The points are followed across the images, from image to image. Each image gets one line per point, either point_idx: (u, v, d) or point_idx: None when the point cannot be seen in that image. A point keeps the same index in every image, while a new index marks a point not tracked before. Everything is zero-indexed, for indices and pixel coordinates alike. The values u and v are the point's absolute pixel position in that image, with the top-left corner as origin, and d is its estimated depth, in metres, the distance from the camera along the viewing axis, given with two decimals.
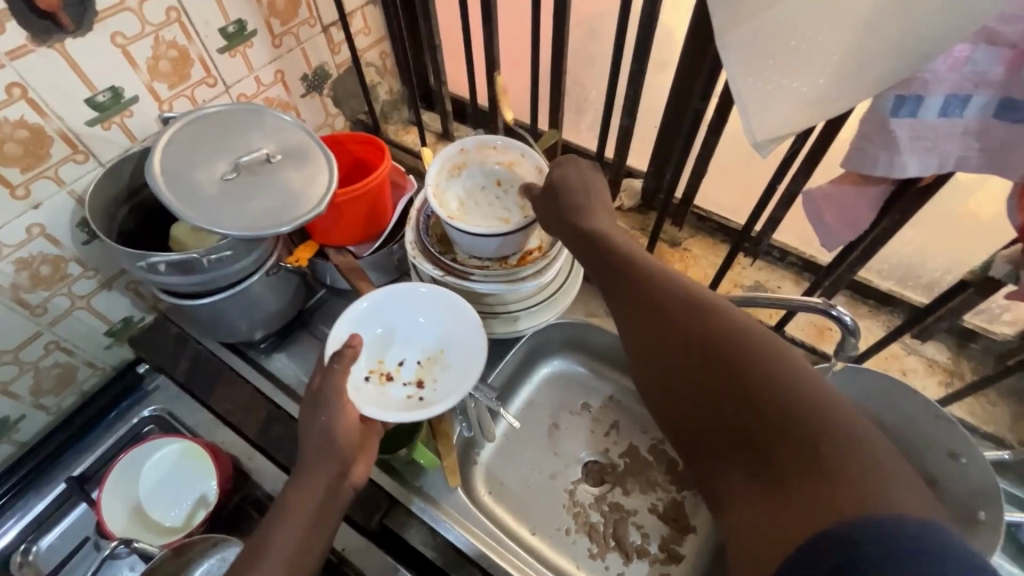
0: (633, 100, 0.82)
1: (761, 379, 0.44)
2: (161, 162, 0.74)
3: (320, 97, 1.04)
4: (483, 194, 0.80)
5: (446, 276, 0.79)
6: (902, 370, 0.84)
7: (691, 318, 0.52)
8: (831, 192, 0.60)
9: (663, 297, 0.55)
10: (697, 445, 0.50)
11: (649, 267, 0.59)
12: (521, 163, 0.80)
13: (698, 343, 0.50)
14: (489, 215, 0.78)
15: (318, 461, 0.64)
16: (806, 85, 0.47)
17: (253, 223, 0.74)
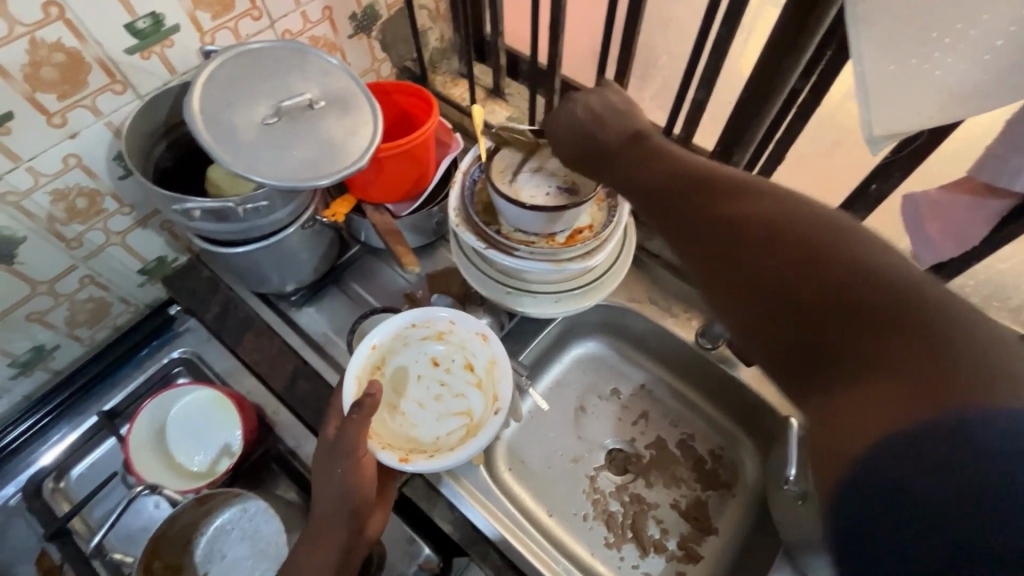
0: (713, 71, 0.74)
1: (871, 300, 0.34)
2: (201, 99, 0.69)
3: (368, 40, 0.98)
4: (425, 387, 0.78)
5: (490, 249, 0.74)
6: None
7: (775, 225, 0.41)
8: (939, 202, 0.54)
9: (743, 201, 0.44)
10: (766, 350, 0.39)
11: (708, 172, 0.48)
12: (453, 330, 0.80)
13: (776, 260, 0.39)
14: (445, 412, 0.77)
15: (336, 523, 0.61)
16: (939, 69, 0.43)
17: (291, 174, 0.70)
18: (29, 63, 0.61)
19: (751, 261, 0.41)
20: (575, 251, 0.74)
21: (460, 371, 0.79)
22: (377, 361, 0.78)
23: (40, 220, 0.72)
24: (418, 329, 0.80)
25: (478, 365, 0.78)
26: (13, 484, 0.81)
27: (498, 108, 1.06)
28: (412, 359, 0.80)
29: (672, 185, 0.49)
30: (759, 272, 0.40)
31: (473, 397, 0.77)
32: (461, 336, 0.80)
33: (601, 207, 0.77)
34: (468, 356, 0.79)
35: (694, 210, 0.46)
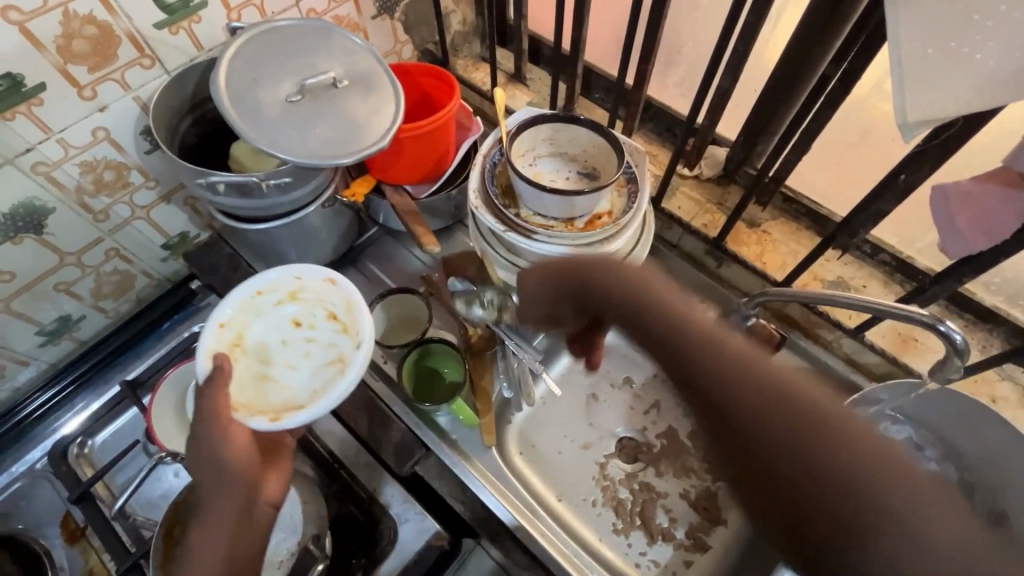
0: (741, 57, 0.72)
1: (888, 499, 0.44)
2: (227, 75, 0.70)
3: (391, 21, 0.98)
4: (290, 349, 0.74)
5: (509, 232, 0.74)
6: (991, 397, 0.76)
7: (802, 420, 0.48)
8: (970, 192, 0.53)
9: (782, 407, 0.50)
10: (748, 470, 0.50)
11: (733, 355, 0.54)
12: (303, 288, 0.77)
13: (824, 482, 0.46)
14: (317, 364, 0.73)
15: (222, 489, 0.61)
16: (978, 52, 0.42)
17: (314, 152, 0.71)
18: (62, 35, 0.62)
19: (773, 432, 0.49)
20: (594, 237, 0.74)
21: (319, 324, 0.75)
22: (233, 335, 0.73)
23: (69, 192, 0.74)
24: (268, 295, 0.76)
25: (339, 313, 0.76)
26: (39, 449, 0.84)
27: (519, 93, 1.05)
28: (271, 325, 0.75)
29: (695, 357, 0.55)
30: (741, 425, 0.51)
31: (341, 342, 0.74)
32: (314, 289, 0.77)
33: (621, 194, 0.77)
34: (327, 307, 0.76)
35: (740, 428, 0.51)
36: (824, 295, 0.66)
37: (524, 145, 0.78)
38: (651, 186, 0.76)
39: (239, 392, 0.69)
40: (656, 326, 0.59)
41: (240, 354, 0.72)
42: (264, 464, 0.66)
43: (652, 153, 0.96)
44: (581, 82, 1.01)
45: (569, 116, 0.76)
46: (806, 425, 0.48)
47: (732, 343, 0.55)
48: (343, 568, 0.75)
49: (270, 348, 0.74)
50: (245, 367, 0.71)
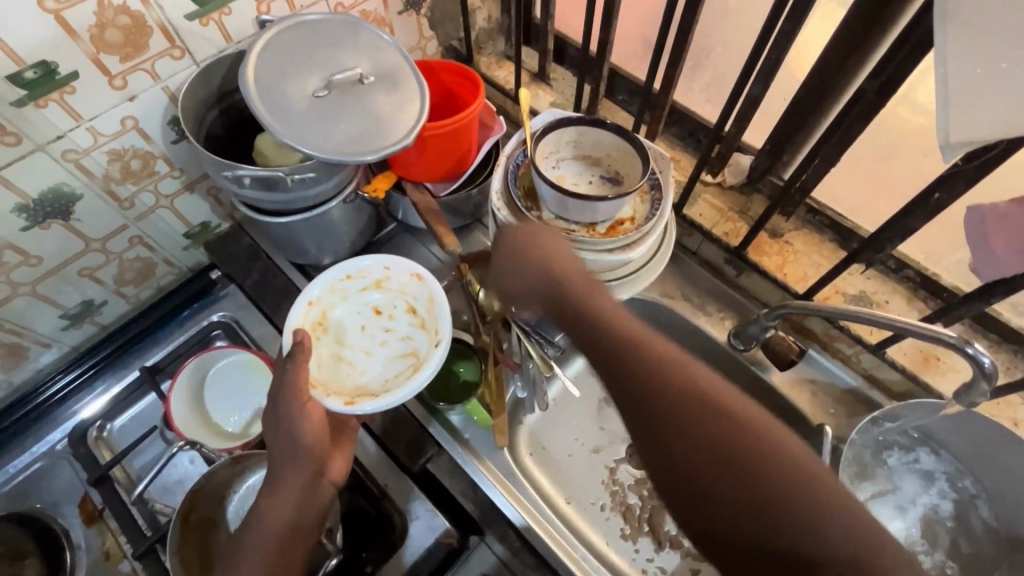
0: (773, 65, 0.71)
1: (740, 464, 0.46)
2: (256, 68, 0.70)
3: (417, 16, 0.97)
4: (369, 336, 0.77)
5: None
6: (1014, 420, 0.74)
7: (663, 394, 0.52)
8: (1007, 214, 0.52)
9: (643, 382, 0.53)
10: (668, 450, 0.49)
11: (610, 334, 0.58)
12: (388, 278, 0.79)
13: (683, 446, 0.48)
14: (392, 356, 0.76)
15: (295, 461, 0.63)
16: None
17: (339, 148, 0.71)
18: (96, 24, 0.63)
19: (678, 409, 0.50)
20: (616, 243, 0.73)
21: (399, 316, 0.78)
22: (318, 315, 0.76)
23: (96, 179, 0.75)
24: (354, 279, 0.79)
25: (418, 308, 0.78)
26: (59, 430, 0.85)
27: (542, 92, 1.05)
28: (353, 310, 0.79)
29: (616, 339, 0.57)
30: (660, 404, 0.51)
31: (418, 338, 0.76)
32: (399, 281, 0.79)
33: (644, 200, 0.76)
34: (408, 300, 0.79)
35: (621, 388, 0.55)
36: (848, 310, 0.65)
37: (548, 147, 0.78)
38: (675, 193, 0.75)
39: (319, 371, 0.72)
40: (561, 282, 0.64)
41: (321, 334, 0.76)
42: (332, 443, 0.67)
43: (675, 158, 0.95)
44: (606, 84, 1.00)
45: (595, 118, 0.75)
46: (670, 387, 0.52)
47: (615, 325, 0.59)
48: (352, 562, 0.75)
49: (349, 331, 0.78)
50: (325, 347, 0.75)
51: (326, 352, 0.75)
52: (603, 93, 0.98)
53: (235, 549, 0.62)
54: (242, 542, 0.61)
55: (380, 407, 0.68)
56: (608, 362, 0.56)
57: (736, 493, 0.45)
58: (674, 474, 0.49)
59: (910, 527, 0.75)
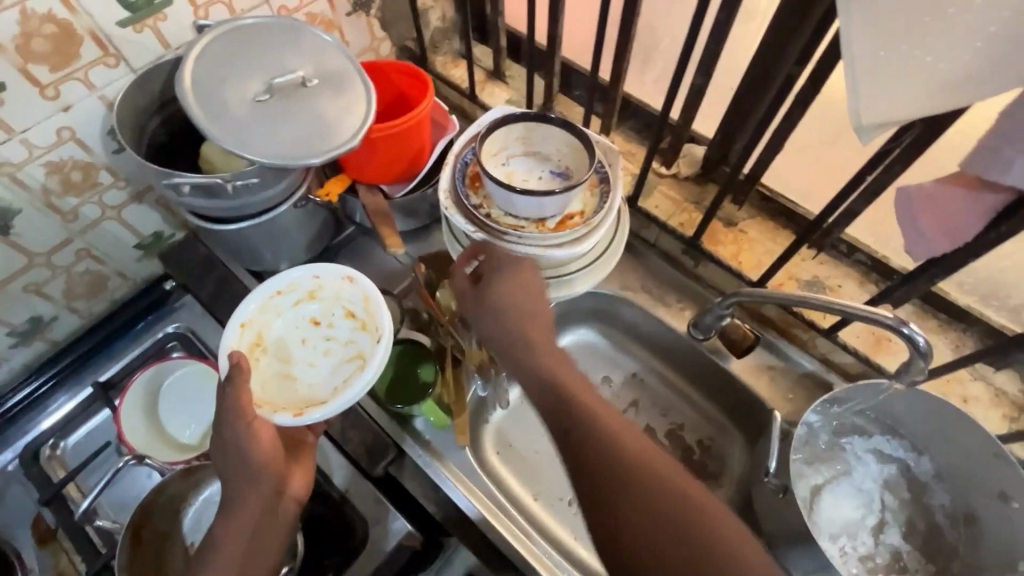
0: (712, 56, 0.71)
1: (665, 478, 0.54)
2: (193, 74, 0.69)
3: (367, 18, 0.97)
4: (311, 347, 0.76)
5: (478, 233, 0.73)
6: (963, 397, 0.76)
7: (618, 444, 0.56)
8: (931, 196, 0.51)
9: (626, 476, 0.54)
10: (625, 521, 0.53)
11: (602, 421, 0.59)
12: (322, 287, 0.79)
13: (642, 498, 0.53)
14: (339, 361, 0.74)
15: (252, 494, 0.62)
16: (944, 60, 0.37)
17: (282, 152, 0.70)
18: (20, 34, 0.61)
19: (649, 497, 0.53)
20: (565, 237, 0.73)
21: (339, 321, 0.77)
22: (254, 336, 0.76)
23: (35, 192, 0.73)
24: (286, 295, 0.78)
25: (356, 310, 0.77)
26: (11, 451, 0.83)
27: (498, 90, 1.05)
28: (291, 325, 0.78)
29: (604, 453, 0.56)
30: (638, 505, 0.53)
31: (361, 339, 0.75)
32: (333, 287, 0.78)
33: (594, 193, 0.76)
34: (345, 305, 0.78)
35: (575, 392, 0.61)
36: (791, 296, 0.66)
37: (497, 145, 0.77)
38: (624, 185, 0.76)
39: (263, 392, 0.72)
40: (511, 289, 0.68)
41: (260, 354, 0.75)
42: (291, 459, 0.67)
43: (629, 151, 0.96)
44: (560, 80, 1.00)
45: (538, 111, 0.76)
46: (662, 517, 0.52)
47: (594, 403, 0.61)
48: (316, 569, 0.76)
49: (290, 346, 0.77)
50: (266, 366, 0.74)
51: (267, 370, 0.73)
52: (557, 89, 0.98)
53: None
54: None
55: (330, 411, 0.68)
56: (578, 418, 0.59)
57: (641, 517, 0.52)
58: (610, 506, 0.54)
59: (868, 508, 0.76)
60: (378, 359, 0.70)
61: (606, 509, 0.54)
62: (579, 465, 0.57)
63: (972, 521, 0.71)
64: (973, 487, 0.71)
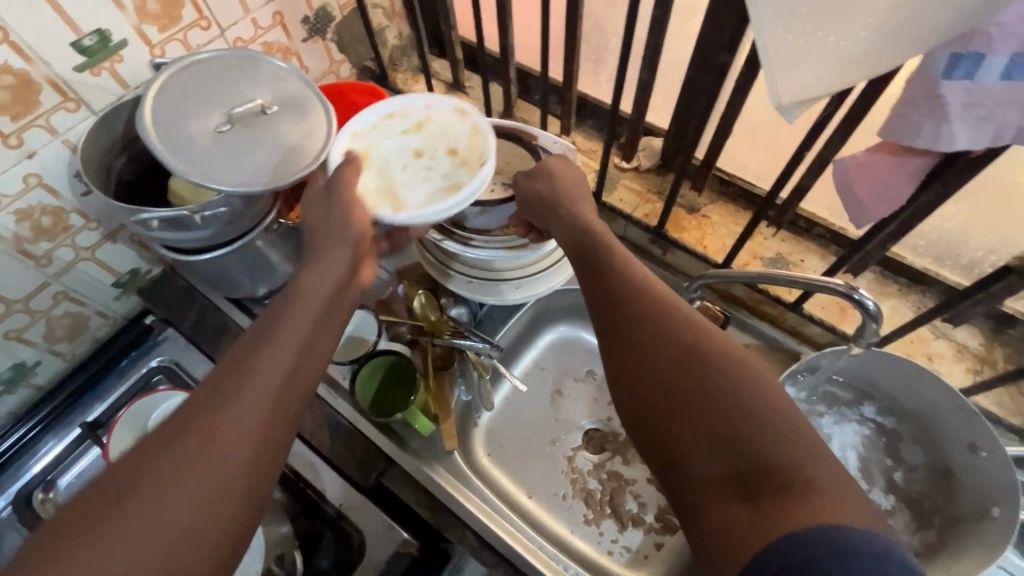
0: (654, 51, 0.74)
1: (722, 360, 0.50)
2: (153, 110, 0.71)
3: (324, 42, 0.99)
4: (407, 168, 0.75)
5: (445, 240, 0.76)
6: (927, 355, 0.79)
7: (681, 348, 0.52)
8: (866, 163, 0.54)
9: (681, 368, 0.51)
10: (672, 414, 0.50)
11: (661, 315, 0.55)
12: (428, 117, 0.79)
13: (693, 391, 0.50)
14: (430, 185, 0.72)
15: (297, 390, 0.55)
16: (845, 39, 0.40)
17: (247, 179, 0.72)
18: None
19: (700, 390, 0.49)
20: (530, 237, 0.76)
21: (439, 159, 0.75)
22: (364, 147, 0.77)
23: (6, 240, 0.74)
24: (396, 121, 0.79)
25: (456, 149, 0.76)
26: (3, 498, 0.84)
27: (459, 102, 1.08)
28: (396, 147, 0.77)
29: (655, 349, 0.53)
30: (687, 398, 0.50)
31: (456, 172, 0.74)
32: (439, 119, 0.78)
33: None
34: (446, 141, 0.77)
35: (620, 294, 0.58)
36: (752, 274, 0.67)
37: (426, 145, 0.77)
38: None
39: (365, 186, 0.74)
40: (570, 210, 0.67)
41: (370, 172, 0.74)
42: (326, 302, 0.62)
43: (591, 149, 0.99)
44: (518, 86, 1.03)
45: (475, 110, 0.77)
46: (712, 405, 0.48)
47: (656, 295, 0.57)
48: None
49: (391, 172, 0.75)
50: (368, 178, 0.74)
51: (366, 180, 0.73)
52: (515, 95, 1.01)
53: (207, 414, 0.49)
54: (219, 403, 0.49)
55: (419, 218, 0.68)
56: (630, 314, 0.57)
57: (691, 409, 0.49)
58: (659, 399, 0.52)
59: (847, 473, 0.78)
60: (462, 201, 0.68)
61: (657, 400, 0.52)
62: (638, 366, 0.54)
63: (947, 477, 0.73)
64: (944, 441, 0.73)
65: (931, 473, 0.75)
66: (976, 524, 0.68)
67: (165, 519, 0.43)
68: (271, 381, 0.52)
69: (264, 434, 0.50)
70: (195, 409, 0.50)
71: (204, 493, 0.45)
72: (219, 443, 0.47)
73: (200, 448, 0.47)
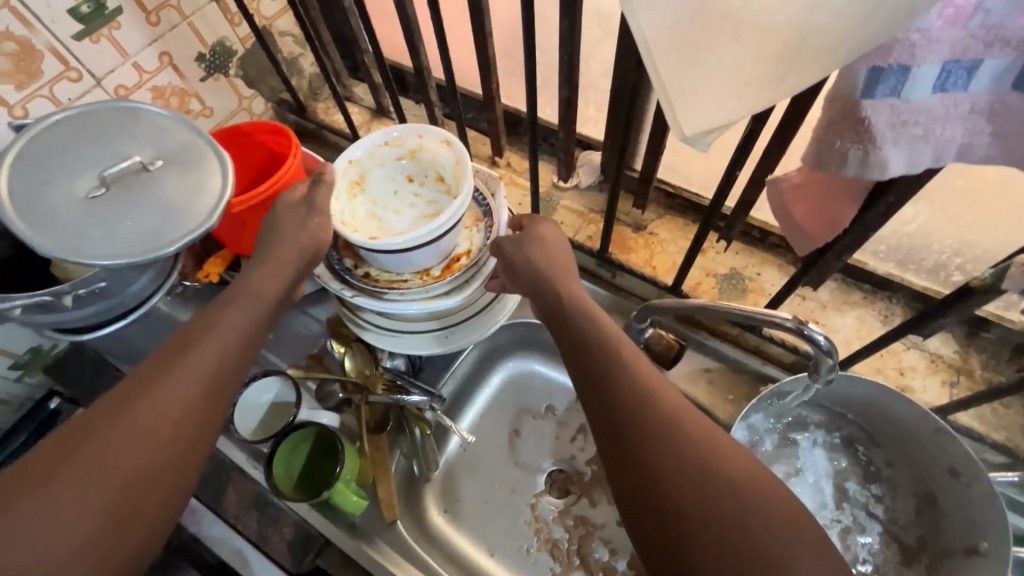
0: (570, 66, 0.67)
1: (783, 528, 0.39)
2: (11, 184, 0.63)
3: (227, 78, 0.91)
4: (397, 199, 0.72)
5: (357, 296, 0.68)
6: (899, 369, 0.72)
7: (700, 462, 0.42)
8: (801, 184, 0.47)
9: (700, 490, 0.41)
10: (688, 550, 0.40)
11: (670, 417, 0.45)
12: (422, 146, 0.72)
13: (717, 521, 0.40)
14: (416, 216, 0.70)
15: (229, 384, 0.51)
16: (742, 58, 0.34)
17: (128, 249, 0.64)
18: None
19: (725, 521, 0.40)
20: (451, 283, 0.68)
21: (429, 187, 0.72)
22: (357, 175, 0.72)
23: None
24: (391, 147, 0.72)
25: (445, 175, 0.71)
26: None
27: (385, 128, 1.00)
28: (389, 176, 0.73)
29: (665, 459, 0.43)
30: (713, 531, 0.40)
31: (444, 202, 0.71)
32: (431, 148, 0.71)
33: (478, 228, 0.71)
34: (438, 169, 0.72)
35: (644, 418, 0.45)
36: (699, 307, 0.60)
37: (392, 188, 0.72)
38: (507, 215, 0.70)
39: (353, 214, 0.70)
40: (567, 300, 0.56)
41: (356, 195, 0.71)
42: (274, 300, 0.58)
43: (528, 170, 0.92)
44: (445, 108, 0.96)
45: (443, 132, 0.70)
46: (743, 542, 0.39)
47: (663, 390, 0.47)
48: None
49: (380, 200, 0.72)
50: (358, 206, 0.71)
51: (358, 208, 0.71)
52: (442, 117, 0.93)
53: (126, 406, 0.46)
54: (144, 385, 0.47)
55: (407, 243, 0.63)
56: (635, 412, 0.46)
57: (716, 546, 0.39)
58: (671, 525, 0.41)
59: (825, 505, 0.71)
60: (452, 217, 0.63)
61: (669, 526, 0.41)
62: (645, 478, 0.43)
63: (933, 504, 0.67)
64: (924, 464, 0.66)
65: (915, 500, 0.68)
66: (964, 558, 0.62)
67: (78, 505, 0.41)
68: (198, 376, 0.49)
69: (189, 431, 0.47)
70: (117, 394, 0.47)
71: (116, 489, 0.43)
72: (132, 433, 0.45)
73: (126, 424, 0.45)
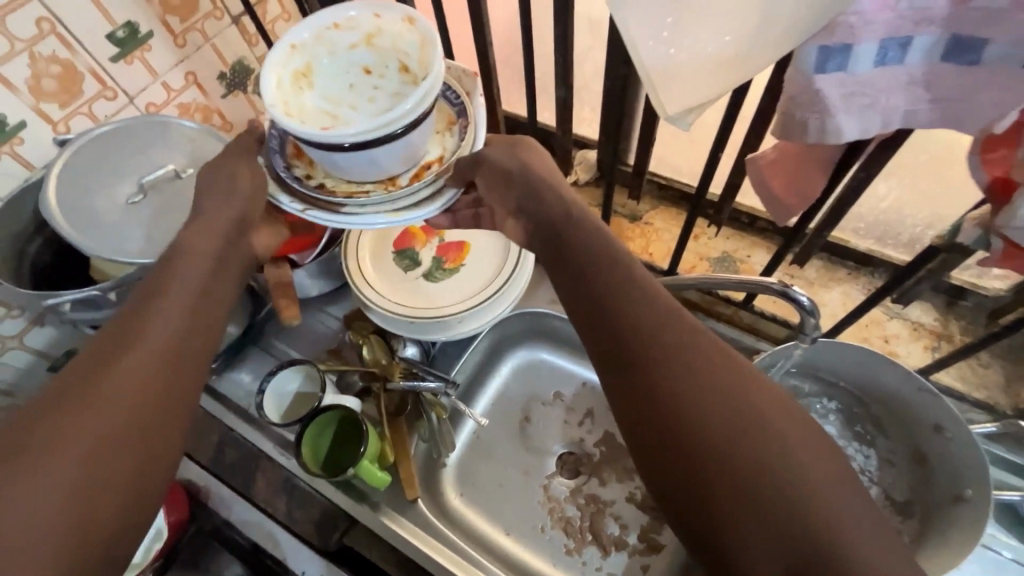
0: (566, 69, 0.73)
1: (760, 406, 0.45)
2: (58, 189, 0.69)
3: (246, 95, 0.97)
4: (353, 93, 0.59)
5: (309, 210, 0.57)
6: (884, 337, 0.77)
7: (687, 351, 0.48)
8: (776, 160, 0.53)
9: (688, 372, 0.46)
10: (679, 423, 0.45)
11: (661, 317, 0.50)
12: (381, 28, 0.59)
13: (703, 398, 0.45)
14: (377, 109, 0.57)
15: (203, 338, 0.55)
16: (712, 45, 0.40)
17: (165, 248, 0.70)
18: None
19: (710, 396, 0.45)
20: (420, 192, 0.57)
21: (392, 79, 0.58)
22: (303, 66, 0.59)
23: None
24: (342, 31, 0.59)
25: (410, 63, 0.58)
26: None
27: None
28: (340, 68, 0.60)
29: (656, 349, 0.48)
30: (698, 404, 0.45)
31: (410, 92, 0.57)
32: (392, 30, 0.58)
33: (451, 133, 0.61)
34: (401, 56, 0.59)
35: (637, 321, 0.50)
36: (698, 280, 0.65)
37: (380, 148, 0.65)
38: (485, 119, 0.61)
39: (300, 108, 0.57)
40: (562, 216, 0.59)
41: (303, 90, 0.58)
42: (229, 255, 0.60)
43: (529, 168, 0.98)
44: None
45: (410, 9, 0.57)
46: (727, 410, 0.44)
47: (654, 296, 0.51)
48: None
49: (334, 96, 0.59)
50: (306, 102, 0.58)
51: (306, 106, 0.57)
52: None
53: (95, 374, 0.49)
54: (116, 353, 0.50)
55: (369, 134, 0.50)
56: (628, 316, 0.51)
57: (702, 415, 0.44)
58: (663, 405, 0.46)
59: None
60: (421, 102, 0.50)
61: (662, 407, 0.46)
62: (640, 370, 0.48)
63: (922, 461, 0.71)
64: (910, 423, 0.71)
65: (906, 459, 0.73)
66: (950, 508, 0.66)
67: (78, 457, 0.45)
68: (169, 334, 0.52)
69: (169, 378, 0.50)
70: (81, 363, 0.50)
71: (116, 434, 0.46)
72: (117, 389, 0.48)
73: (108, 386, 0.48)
